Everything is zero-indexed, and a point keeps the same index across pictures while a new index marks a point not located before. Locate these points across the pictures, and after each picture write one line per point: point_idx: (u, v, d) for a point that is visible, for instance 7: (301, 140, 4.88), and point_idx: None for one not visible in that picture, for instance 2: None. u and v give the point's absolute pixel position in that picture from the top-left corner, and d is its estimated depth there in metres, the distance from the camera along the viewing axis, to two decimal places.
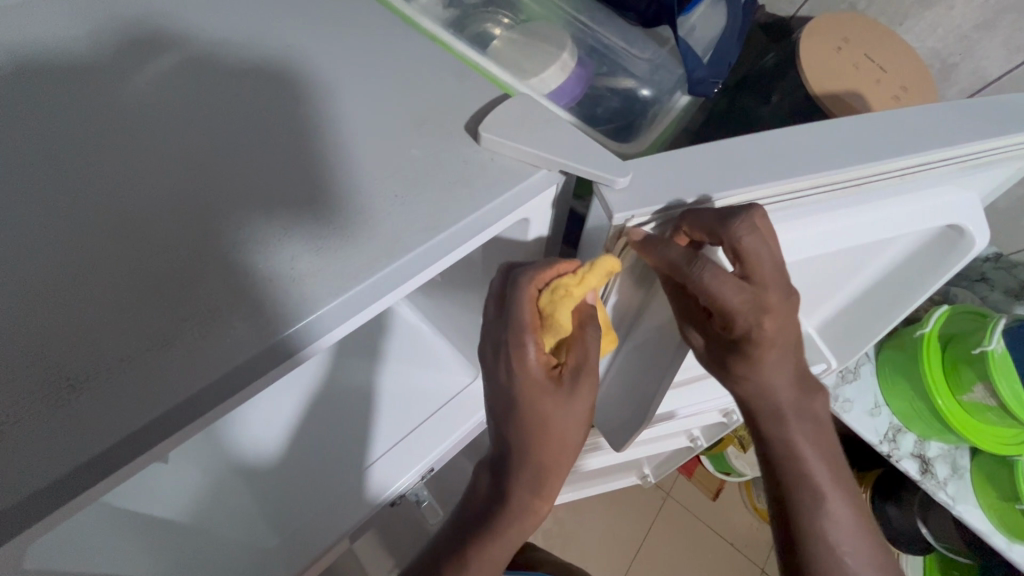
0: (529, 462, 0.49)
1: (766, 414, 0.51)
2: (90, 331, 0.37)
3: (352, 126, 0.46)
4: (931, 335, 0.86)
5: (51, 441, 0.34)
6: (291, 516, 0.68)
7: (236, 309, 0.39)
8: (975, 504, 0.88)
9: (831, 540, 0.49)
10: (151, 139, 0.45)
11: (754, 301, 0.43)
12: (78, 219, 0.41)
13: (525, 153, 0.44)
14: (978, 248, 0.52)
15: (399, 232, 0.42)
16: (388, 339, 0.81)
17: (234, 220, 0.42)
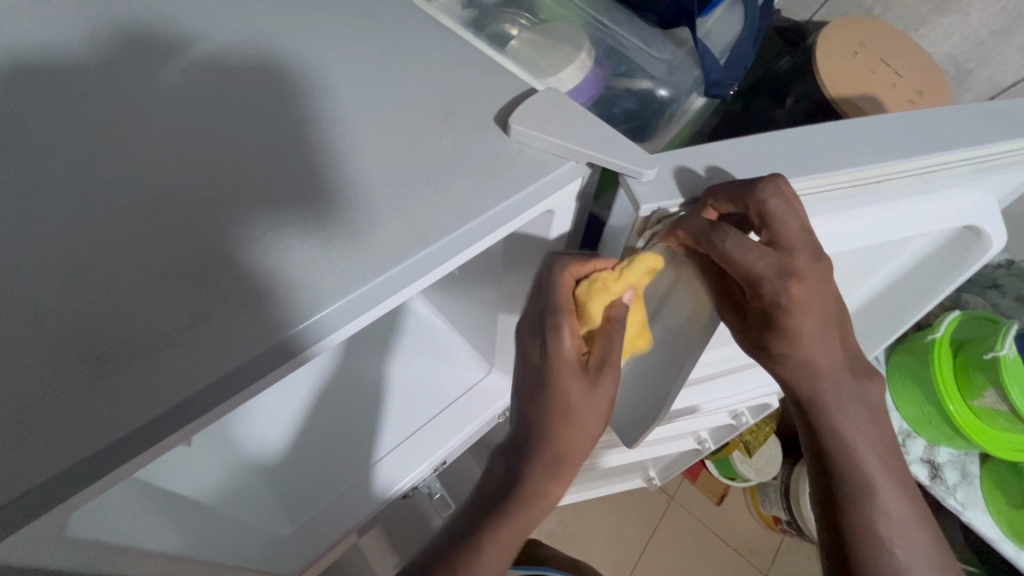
0: (553, 443, 0.50)
1: (811, 400, 0.50)
2: (128, 310, 0.38)
3: (378, 119, 0.47)
4: (943, 339, 0.86)
5: (92, 414, 0.35)
6: (306, 505, 0.69)
7: (268, 292, 0.40)
8: (983, 511, 0.88)
9: (885, 538, 0.48)
10: (182, 127, 0.46)
11: (780, 264, 0.42)
12: (113, 203, 0.42)
13: (554, 144, 0.45)
14: (995, 250, 0.52)
15: (427, 221, 0.43)
16: (401, 334, 0.82)
17: (264, 206, 0.42)
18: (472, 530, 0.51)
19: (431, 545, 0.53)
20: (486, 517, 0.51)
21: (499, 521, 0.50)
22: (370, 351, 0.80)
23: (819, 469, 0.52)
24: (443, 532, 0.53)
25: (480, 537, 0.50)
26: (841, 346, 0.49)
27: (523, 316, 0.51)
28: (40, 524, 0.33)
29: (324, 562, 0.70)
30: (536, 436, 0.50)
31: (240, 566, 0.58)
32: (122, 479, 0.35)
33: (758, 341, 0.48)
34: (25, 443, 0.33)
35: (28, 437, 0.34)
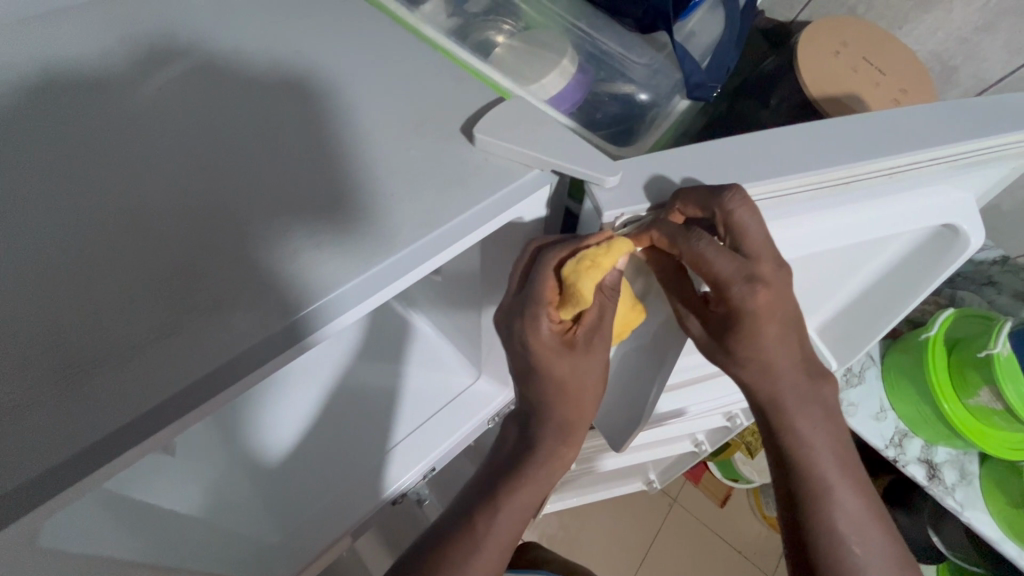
0: (553, 418, 0.52)
1: (771, 404, 0.49)
2: (98, 322, 0.39)
3: (352, 131, 0.48)
4: (936, 337, 0.85)
5: (57, 425, 0.35)
6: (295, 513, 0.70)
7: (237, 301, 0.41)
8: (983, 511, 0.87)
9: (842, 534, 0.48)
10: (159, 143, 0.47)
11: (747, 270, 0.42)
12: (88, 218, 0.43)
13: (519, 152, 0.45)
14: (973, 247, 0.52)
15: (394, 230, 0.43)
16: (390, 341, 0.82)
17: (237, 219, 0.43)
18: (448, 527, 0.52)
19: (412, 547, 0.52)
20: (468, 509, 0.53)
21: (482, 512, 0.52)
22: (359, 359, 0.81)
23: (780, 472, 0.51)
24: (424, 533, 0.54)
25: (455, 531, 0.51)
26: (802, 351, 0.48)
27: (502, 303, 0.49)
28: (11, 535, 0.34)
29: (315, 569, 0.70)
30: (541, 409, 0.52)
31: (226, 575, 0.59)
32: (90, 491, 0.35)
33: (721, 349, 0.47)
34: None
35: None
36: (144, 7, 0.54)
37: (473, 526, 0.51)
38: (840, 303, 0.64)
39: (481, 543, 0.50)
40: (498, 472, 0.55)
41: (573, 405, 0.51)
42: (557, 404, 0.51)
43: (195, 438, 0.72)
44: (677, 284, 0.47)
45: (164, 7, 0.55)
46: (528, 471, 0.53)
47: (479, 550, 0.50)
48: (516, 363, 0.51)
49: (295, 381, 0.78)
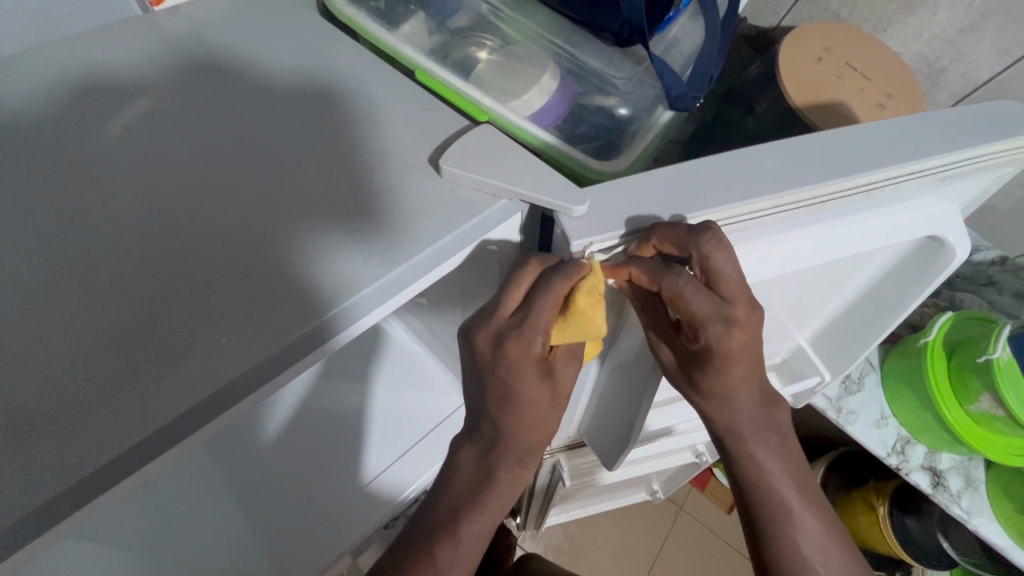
0: (507, 444, 0.51)
1: (728, 433, 0.49)
2: (75, 366, 0.39)
3: (328, 168, 0.49)
4: (935, 342, 0.84)
5: (33, 470, 0.36)
6: (286, 539, 0.69)
7: (211, 339, 0.41)
8: (992, 518, 0.84)
9: (806, 560, 0.47)
10: (140, 187, 0.48)
11: (722, 311, 0.40)
12: (69, 263, 0.44)
13: (484, 182, 0.47)
14: (960, 259, 0.50)
15: (366, 265, 0.44)
16: (379, 363, 0.82)
17: (215, 258, 0.45)
18: (416, 551, 0.53)
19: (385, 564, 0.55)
20: (428, 539, 0.53)
21: (441, 541, 0.53)
22: (350, 381, 0.80)
23: (741, 499, 0.51)
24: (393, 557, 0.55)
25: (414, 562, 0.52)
26: (761, 382, 0.48)
27: (492, 315, 0.45)
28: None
29: None
30: (502, 438, 0.51)
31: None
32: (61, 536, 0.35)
33: (688, 380, 0.46)
34: None
35: None
36: (130, 55, 0.57)
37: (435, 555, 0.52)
38: (830, 314, 0.63)
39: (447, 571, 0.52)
40: (459, 500, 0.54)
41: (531, 429, 0.50)
42: (518, 431, 0.50)
43: (186, 465, 0.72)
44: (650, 312, 0.45)
45: (150, 55, 0.57)
46: (487, 497, 0.53)
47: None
48: (481, 385, 0.49)
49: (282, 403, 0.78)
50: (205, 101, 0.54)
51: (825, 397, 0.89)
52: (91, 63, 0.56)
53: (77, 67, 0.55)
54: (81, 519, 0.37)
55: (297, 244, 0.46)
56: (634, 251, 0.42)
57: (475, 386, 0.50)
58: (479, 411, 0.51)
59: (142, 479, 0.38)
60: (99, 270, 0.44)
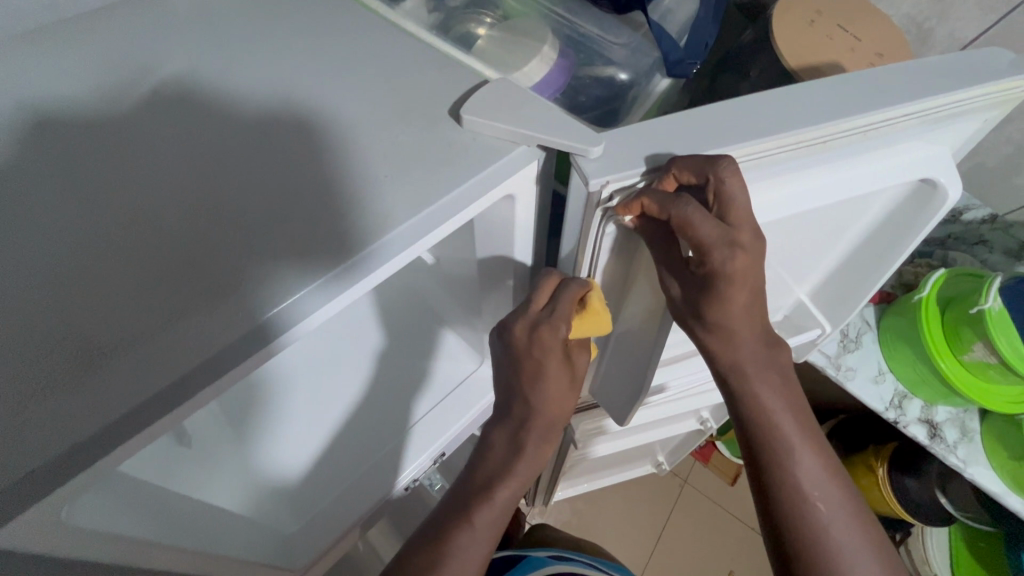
0: (530, 416, 0.54)
1: (730, 369, 0.49)
2: (97, 311, 0.38)
3: (338, 112, 0.48)
4: (929, 299, 0.86)
5: (63, 412, 0.34)
6: (310, 504, 0.71)
7: (237, 283, 0.40)
8: (987, 467, 0.88)
9: (806, 494, 0.47)
10: (145, 137, 0.46)
11: (728, 235, 0.42)
12: (81, 208, 0.42)
13: (501, 128, 0.45)
14: (953, 200, 0.53)
15: (390, 208, 0.43)
16: (392, 333, 0.84)
17: (231, 202, 0.43)
18: (445, 515, 0.55)
19: (416, 539, 0.55)
20: (462, 505, 0.55)
21: (477, 506, 0.54)
22: (365, 353, 0.82)
23: (743, 438, 0.51)
24: (427, 526, 0.56)
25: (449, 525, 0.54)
26: (762, 317, 0.48)
27: (525, 309, 0.53)
28: (31, 522, 0.33)
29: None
30: (529, 411, 0.54)
31: (252, 562, 0.59)
32: (98, 477, 0.35)
33: (694, 316, 0.47)
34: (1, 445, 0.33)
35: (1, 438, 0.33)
36: (134, 20, 0.56)
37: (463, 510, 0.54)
38: (829, 265, 0.66)
39: (476, 526, 0.53)
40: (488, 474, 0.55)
41: (554, 401, 0.54)
42: (544, 401, 0.53)
43: (205, 436, 0.73)
44: (664, 247, 0.46)
45: (153, 17, 0.56)
46: (515, 466, 0.54)
47: (467, 541, 0.52)
48: (512, 371, 0.54)
49: (302, 371, 0.79)
50: (209, 53, 0.52)
51: (823, 354, 0.92)
52: (101, 26, 0.55)
53: (84, 32, 0.55)
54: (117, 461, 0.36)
55: (313, 188, 0.44)
56: (654, 184, 0.44)
57: (506, 369, 0.55)
58: (507, 390, 0.55)
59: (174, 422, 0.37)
60: (110, 216, 0.42)
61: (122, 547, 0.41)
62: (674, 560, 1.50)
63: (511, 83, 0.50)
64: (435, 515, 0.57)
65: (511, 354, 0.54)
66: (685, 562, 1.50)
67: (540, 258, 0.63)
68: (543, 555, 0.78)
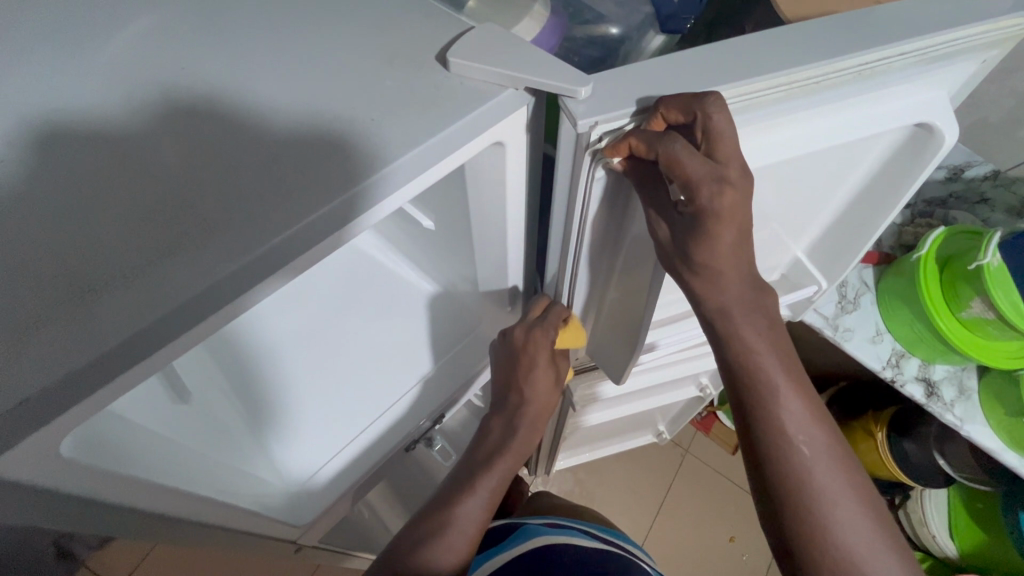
0: (521, 407, 0.63)
1: (717, 315, 0.49)
2: (78, 249, 0.37)
3: (321, 60, 0.47)
4: (928, 257, 0.85)
5: (56, 343, 0.35)
6: (313, 463, 0.72)
7: (223, 223, 0.39)
8: (984, 424, 0.88)
9: (790, 437, 0.47)
10: (113, 73, 0.44)
11: (716, 172, 0.42)
12: (52, 146, 0.41)
13: (490, 71, 0.45)
14: (949, 145, 0.51)
15: (377, 154, 0.43)
16: (389, 298, 0.84)
17: (212, 144, 0.42)
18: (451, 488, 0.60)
19: (424, 510, 0.59)
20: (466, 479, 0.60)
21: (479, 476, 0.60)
22: (363, 318, 0.83)
23: (730, 383, 0.51)
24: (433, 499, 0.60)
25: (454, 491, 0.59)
26: (750, 260, 0.48)
27: (522, 318, 0.64)
28: (24, 448, 0.34)
29: (314, 535, 0.70)
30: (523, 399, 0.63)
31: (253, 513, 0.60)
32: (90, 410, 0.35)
33: (681, 258, 0.47)
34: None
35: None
36: None
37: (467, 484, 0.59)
38: (825, 219, 0.66)
39: (477, 496, 0.58)
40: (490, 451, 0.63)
41: (541, 391, 0.63)
42: (532, 388, 0.62)
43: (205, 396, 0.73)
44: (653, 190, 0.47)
45: None
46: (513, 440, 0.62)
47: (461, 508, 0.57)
48: (507, 368, 0.63)
49: (302, 333, 0.80)
50: None
51: (821, 315, 0.92)
52: None
53: None
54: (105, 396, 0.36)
55: (297, 133, 0.43)
56: (644, 125, 0.44)
57: (501, 369, 0.64)
58: (502, 384, 0.64)
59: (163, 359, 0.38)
60: (83, 155, 0.41)
61: (119, 488, 0.42)
62: (676, 527, 1.53)
63: (497, 27, 0.49)
64: (443, 488, 0.62)
65: (508, 352, 0.63)
66: (686, 529, 1.53)
67: (532, 214, 0.63)
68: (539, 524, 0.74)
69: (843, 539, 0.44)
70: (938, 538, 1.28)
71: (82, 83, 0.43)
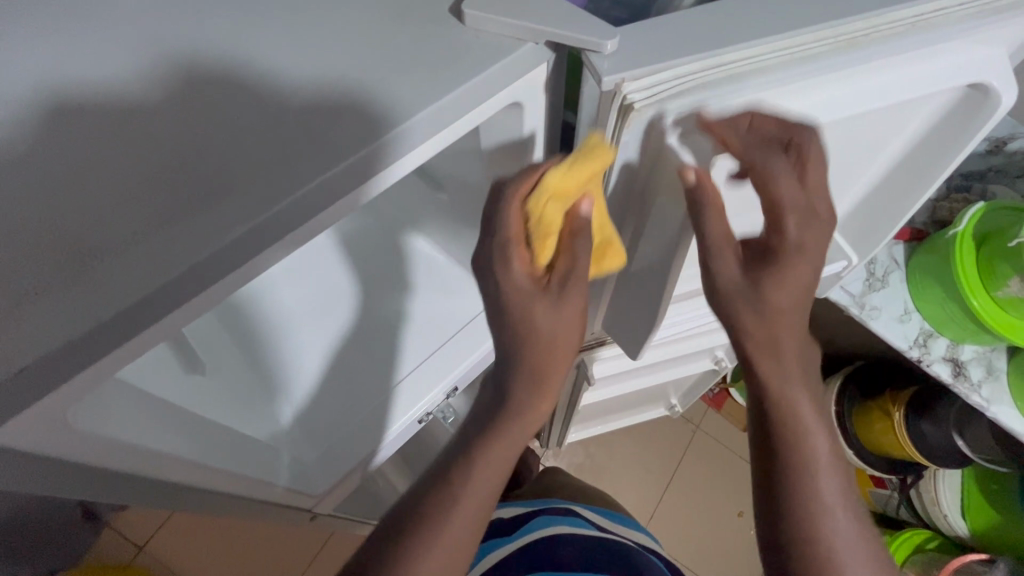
0: (544, 364, 0.46)
1: (770, 365, 0.45)
2: (84, 215, 0.36)
3: (329, 15, 0.44)
4: (965, 234, 0.82)
5: (69, 308, 0.34)
6: (325, 432, 0.72)
7: (233, 187, 0.38)
8: (1011, 406, 0.86)
9: (830, 508, 0.43)
10: (113, 30, 0.42)
11: (807, 204, 0.44)
12: (54, 108, 0.39)
13: (507, 24, 0.41)
14: (1006, 107, 0.49)
15: (388, 112, 0.40)
16: (393, 269, 0.80)
17: (217, 106, 0.40)
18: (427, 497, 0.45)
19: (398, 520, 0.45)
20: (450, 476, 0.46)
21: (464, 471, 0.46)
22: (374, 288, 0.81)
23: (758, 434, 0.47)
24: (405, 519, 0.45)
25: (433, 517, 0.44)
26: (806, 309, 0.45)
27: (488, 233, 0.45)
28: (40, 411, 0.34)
29: (328, 501, 0.71)
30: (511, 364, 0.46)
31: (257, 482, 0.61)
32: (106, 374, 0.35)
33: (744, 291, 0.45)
34: (12, 339, 0.33)
35: (14, 331, 0.34)
36: None
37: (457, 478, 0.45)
38: (858, 193, 0.63)
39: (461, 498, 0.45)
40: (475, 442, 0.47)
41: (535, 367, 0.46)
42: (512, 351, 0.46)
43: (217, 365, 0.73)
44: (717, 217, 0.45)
45: None
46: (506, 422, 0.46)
47: (451, 526, 0.44)
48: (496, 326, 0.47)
49: (320, 303, 0.79)
50: None
51: (846, 293, 0.90)
52: None
53: None
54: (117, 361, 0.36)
55: (305, 92, 0.41)
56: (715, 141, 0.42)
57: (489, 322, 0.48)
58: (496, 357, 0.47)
59: (171, 326, 0.37)
60: (86, 116, 0.39)
61: (127, 454, 0.43)
62: (685, 499, 1.55)
63: None
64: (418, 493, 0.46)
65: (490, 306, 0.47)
66: (695, 502, 1.54)
67: None
68: (558, 510, 0.74)
69: None
70: (949, 517, 1.27)
71: (81, 42, 0.41)
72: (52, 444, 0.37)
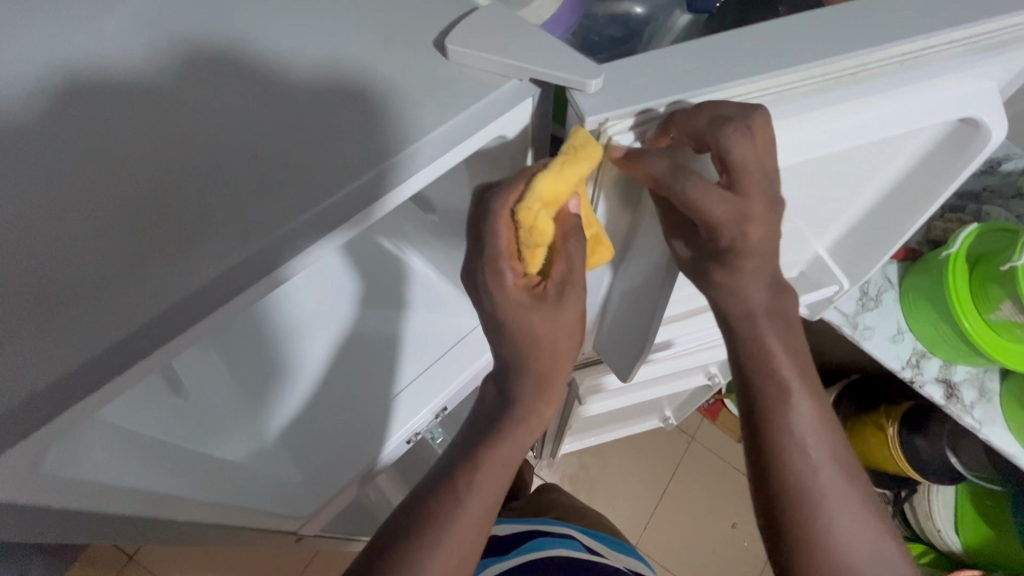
0: (545, 360, 0.45)
1: (741, 319, 0.49)
2: (56, 255, 0.35)
3: (309, 43, 0.42)
4: (957, 255, 0.82)
5: (41, 355, 0.33)
6: (313, 454, 0.71)
7: (210, 223, 0.37)
8: (1004, 428, 0.85)
9: (800, 443, 0.47)
10: (86, 59, 0.41)
11: (738, 211, 0.42)
12: (28, 143, 0.38)
13: (491, 61, 0.41)
14: (993, 143, 0.48)
15: (371, 145, 0.40)
16: (383, 286, 0.79)
17: (192, 138, 0.39)
18: (429, 492, 0.46)
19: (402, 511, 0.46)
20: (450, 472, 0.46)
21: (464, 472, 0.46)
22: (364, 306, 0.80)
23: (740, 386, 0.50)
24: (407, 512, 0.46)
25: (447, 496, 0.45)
26: (773, 276, 0.48)
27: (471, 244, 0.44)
28: (9, 461, 0.33)
29: (317, 524, 0.70)
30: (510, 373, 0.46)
31: (240, 510, 0.60)
32: (80, 420, 0.34)
33: (701, 274, 0.48)
34: None
35: None
36: None
37: (459, 476, 0.46)
38: (849, 219, 0.63)
39: (464, 500, 0.45)
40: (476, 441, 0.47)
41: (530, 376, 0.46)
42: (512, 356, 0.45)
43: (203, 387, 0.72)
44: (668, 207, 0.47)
45: None
46: (506, 426, 0.47)
47: (455, 518, 0.44)
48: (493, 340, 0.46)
49: (308, 321, 0.77)
50: None
51: (840, 312, 0.90)
52: None
53: None
54: (91, 406, 0.34)
55: (285, 125, 0.40)
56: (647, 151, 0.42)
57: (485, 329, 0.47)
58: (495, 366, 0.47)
59: (149, 368, 0.36)
60: (58, 150, 0.38)
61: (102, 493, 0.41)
62: (680, 511, 1.54)
63: (502, 8, 0.45)
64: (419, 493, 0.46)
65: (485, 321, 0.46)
66: (690, 514, 1.54)
67: None
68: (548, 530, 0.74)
69: (829, 516, 0.45)
70: (942, 531, 1.27)
71: (55, 73, 0.40)
72: (23, 490, 0.35)
